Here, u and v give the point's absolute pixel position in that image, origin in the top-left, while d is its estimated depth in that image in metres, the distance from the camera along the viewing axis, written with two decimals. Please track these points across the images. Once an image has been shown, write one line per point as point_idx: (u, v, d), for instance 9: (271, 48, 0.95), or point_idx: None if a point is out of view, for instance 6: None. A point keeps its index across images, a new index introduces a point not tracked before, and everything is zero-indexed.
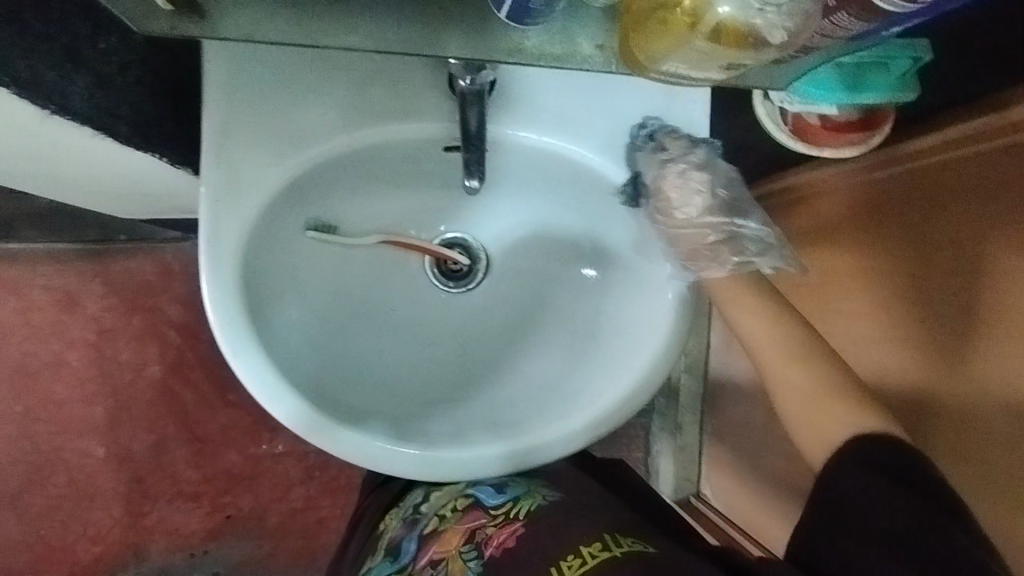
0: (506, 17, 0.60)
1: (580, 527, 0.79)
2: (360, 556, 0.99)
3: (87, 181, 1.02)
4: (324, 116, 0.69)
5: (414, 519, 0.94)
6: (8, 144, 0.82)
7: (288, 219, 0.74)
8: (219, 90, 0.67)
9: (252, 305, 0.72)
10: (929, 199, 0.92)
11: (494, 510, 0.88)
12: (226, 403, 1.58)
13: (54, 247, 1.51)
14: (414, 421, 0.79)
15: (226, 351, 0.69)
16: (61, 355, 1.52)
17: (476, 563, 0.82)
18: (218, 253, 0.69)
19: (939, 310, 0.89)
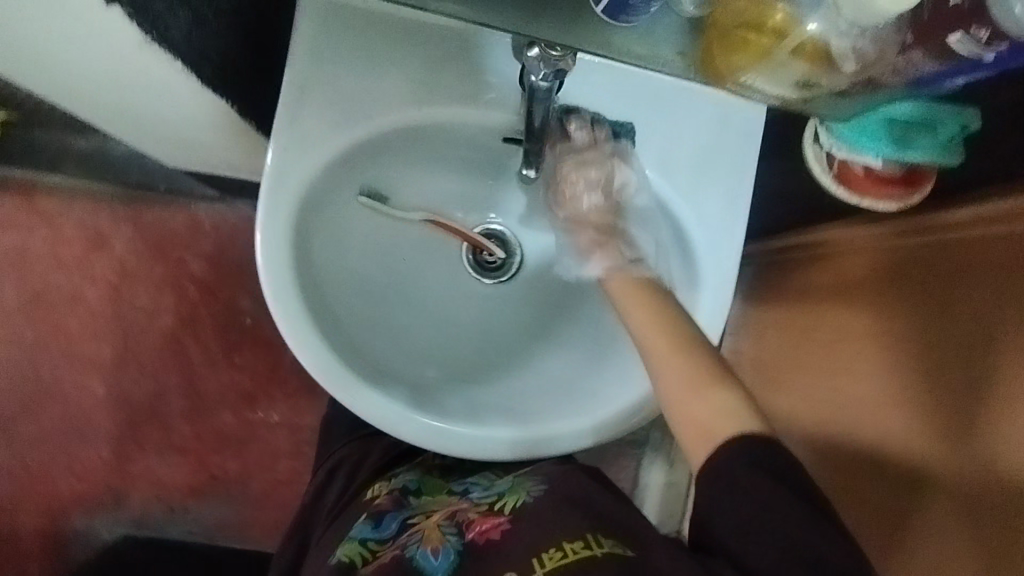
0: (602, 11, 0.64)
1: (563, 527, 0.86)
2: (340, 515, 1.02)
3: (160, 117, 1.06)
4: (397, 88, 0.73)
5: (400, 500, 0.98)
6: (107, 64, 0.88)
7: (345, 180, 0.78)
8: (305, 46, 0.72)
9: (299, 253, 0.76)
10: (956, 272, 0.92)
11: (478, 500, 0.96)
12: (230, 365, 1.59)
13: (94, 185, 1.55)
14: (435, 393, 0.82)
15: (267, 291, 0.73)
16: (80, 291, 1.54)
17: (455, 541, 0.91)
18: (276, 199, 0.73)
19: (951, 379, 0.90)
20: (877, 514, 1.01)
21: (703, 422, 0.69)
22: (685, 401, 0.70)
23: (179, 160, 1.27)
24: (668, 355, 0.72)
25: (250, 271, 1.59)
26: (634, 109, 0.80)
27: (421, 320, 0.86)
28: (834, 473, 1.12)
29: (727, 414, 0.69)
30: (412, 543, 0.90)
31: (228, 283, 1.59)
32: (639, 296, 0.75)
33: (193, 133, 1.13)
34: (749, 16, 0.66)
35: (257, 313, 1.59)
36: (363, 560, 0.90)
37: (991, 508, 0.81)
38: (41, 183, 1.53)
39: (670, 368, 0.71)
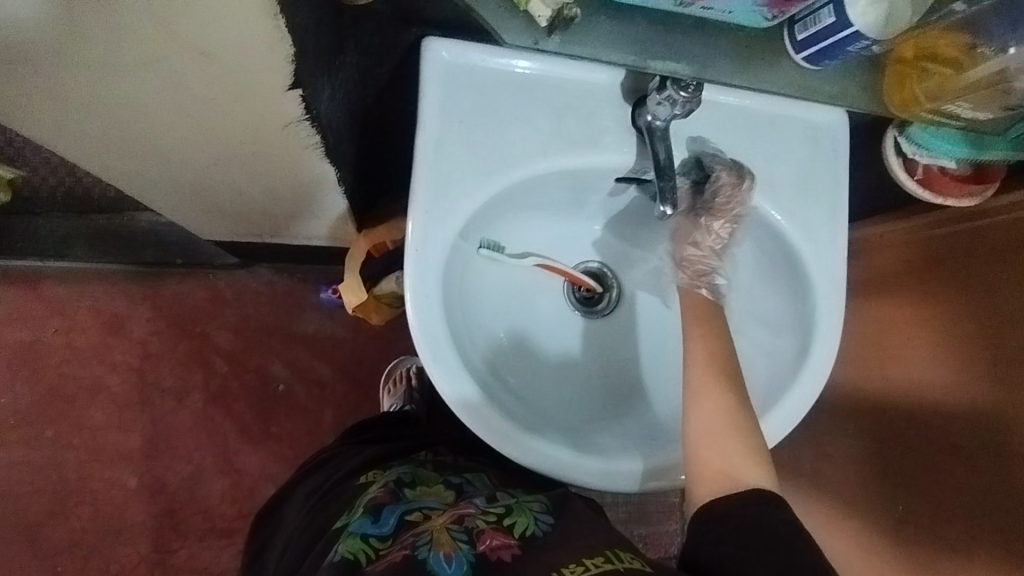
0: (803, 59, 0.64)
1: (585, 542, 0.65)
2: (323, 506, 0.80)
3: (214, 211, 0.98)
4: (531, 130, 0.68)
5: (396, 492, 0.75)
6: (162, 176, 0.80)
7: (478, 220, 0.70)
8: (438, 85, 0.66)
9: (446, 302, 0.68)
10: (999, 252, 0.93)
11: (486, 509, 0.71)
12: (268, 435, 1.50)
13: (106, 268, 1.49)
14: (592, 439, 0.73)
15: (427, 356, 0.65)
16: (101, 379, 1.47)
17: (466, 549, 0.64)
18: (426, 262, 0.65)
19: (1006, 366, 0.89)
20: (942, 498, 0.97)
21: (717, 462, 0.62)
22: (712, 443, 0.63)
23: (219, 235, 1.17)
24: (706, 377, 0.67)
25: (279, 335, 1.53)
26: (741, 133, 0.73)
27: (547, 366, 0.78)
28: (881, 458, 1.09)
29: (744, 464, 0.62)
30: (421, 544, 0.64)
31: (256, 351, 1.52)
32: (703, 323, 0.71)
33: (230, 216, 1.00)
34: (934, 48, 0.67)
35: (291, 379, 1.52)
36: (368, 558, 0.65)
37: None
38: (50, 274, 1.48)
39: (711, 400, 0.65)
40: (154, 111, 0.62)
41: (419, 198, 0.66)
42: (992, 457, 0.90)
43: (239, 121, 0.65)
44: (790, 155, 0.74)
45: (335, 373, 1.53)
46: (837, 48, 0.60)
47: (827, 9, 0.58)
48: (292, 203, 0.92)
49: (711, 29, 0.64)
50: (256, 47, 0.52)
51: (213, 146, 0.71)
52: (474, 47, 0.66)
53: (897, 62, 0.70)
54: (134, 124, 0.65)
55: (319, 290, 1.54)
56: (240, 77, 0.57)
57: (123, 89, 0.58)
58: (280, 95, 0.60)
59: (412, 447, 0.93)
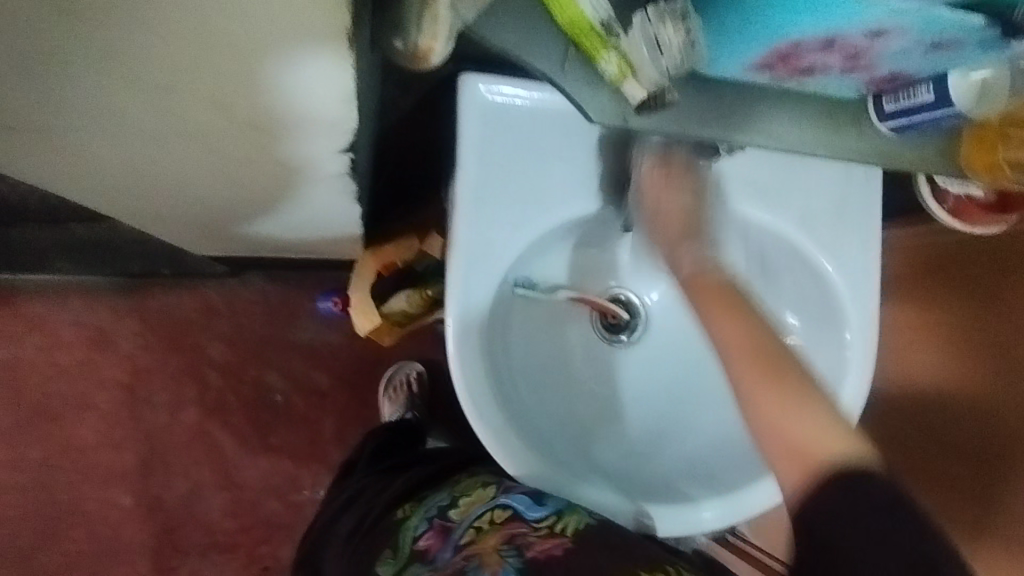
0: (886, 129, 0.57)
1: (641, 553, 0.61)
2: (362, 555, 0.71)
3: (189, 217, 0.88)
4: (568, 167, 0.66)
5: (445, 527, 0.67)
6: (135, 175, 0.70)
7: (515, 264, 0.68)
8: (475, 123, 0.63)
9: (488, 347, 0.67)
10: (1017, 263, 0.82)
11: (536, 522, 0.65)
12: (267, 447, 1.46)
13: (88, 281, 1.42)
14: (627, 479, 0.73)
15: (471, 413, 0.65)
16: (89, 397, 1.41)
17: (515, 560, 0.59)
18: (469, 310, 0.64)
19: (1010, 364, 0.81)
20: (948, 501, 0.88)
21: (797, 440, 0.53)
22: (779, 425, 0.54)
23: (198, 245, 1.07)
24: (754, 376, 0.55)
25: (274, 345, 1.48)
26: (776, 164, 0.71)
27: (584, 401, 0.75)
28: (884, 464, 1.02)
29: (837, 438, 0.53)
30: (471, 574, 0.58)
31: (251, 362, 1.47)
32: (727, 307, 0.59)
33: (204, 222, 0.90)
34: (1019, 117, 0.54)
35: (288, 389, 1.48)
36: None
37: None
38: (27, 289, 1.40)
39: (760, 400, 0.55)
40: (147, 107, 0.54)
41: (460, 245, 0.64)
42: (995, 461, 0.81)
43: (260, 122, 0.59)
44: (826, 182, 0.72)
45: (333, 382, 1.49)
46: (930, 123, 0.54)
47: (925, 85, 0.52)
48: (304, 218, 0.88)
49: (795, 97, 0.57)
50: (321, 55, 0.49)
51: (237, 155, 0.67)
52: (508, 82, 0.63)
53: (976, 128, 0.57)
54: (154, 135, 0.60)
55: (314, 298, 1.48)
56: (285, 82, 0.52)
57: (155, 100, 0.54)
58: (333, 106, 0.57)
59: (440, 461, 0.86)
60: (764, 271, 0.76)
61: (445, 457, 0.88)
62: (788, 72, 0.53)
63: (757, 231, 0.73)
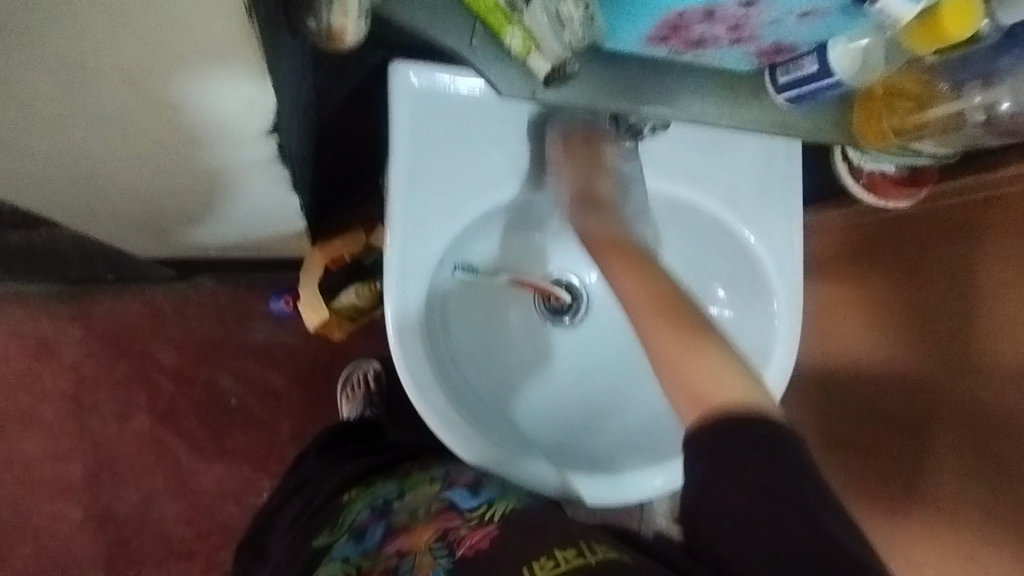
0: (783, 99, 0.62)
1: (552, 532, 0.61)
2: (303, 536, 0.74)
3: (126, 222, 0.86)
4: (504, 154, 0.68)
5: (384, 509, 0.70)
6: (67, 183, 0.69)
7: (454, 248, 0.70)
8: (408, 110, 0.64)
9: (428, 330, 0.68)
10: (950, 232, 0.84)
11: (469, 513, 0.66)
12: (222, 451, 1.44)
13: (27, 290, 1.38)
14: (571, 453, 0.76)
15: (413, 394, 0.66)
16: (32, 409, 1.37)
17: (445, 561, 0.61)
18: (409, 292, 0.66)
19: (936, 334, 0.84)
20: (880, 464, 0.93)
21: (701, 388, 0.55)
22: (684, 366, 0.57)
23: (142, 248, 1.06)
24: (653, 316, 0.59)
25: (226, 348, 1.46)
26: (699, 147, 0.74)
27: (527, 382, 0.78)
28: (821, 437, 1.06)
29: (736, 383, 0.55)
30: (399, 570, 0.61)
31: (203, 366, 1.45)
32: (625, 259, 0.64)
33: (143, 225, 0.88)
34: (898, 84, 0.65)
35: (243, 392, 1.46)
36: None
37: (1016, 440, 0.73)
38: None
39: (658, 336, 0.59)
40: (74, 111, 0.54)
41: (398, 229, 0.65)
42: (922, 427, 0.85)
43: (193, 127, 0.59)
44: (748, 164, 0.76)
45: (289, 383, 1.48)
46: (817, 93, 0.59)
47: (809, 57, 0.57)
48: (245, 219, 0.87)
49: (696, 71, 0.62)
50: (223, 33, 0.46)
51: (162, 151, 0.63)
52: (441, 70, 0.65)
53: (864, 96, 0.66)
54: (63, 130, 0.57)
55: (267, 298, 1.47)
56: (215, 86, 0.53)
57: (50, 90, 0.50)
58: (248, 89, 0.54)
59: (394, 450, 0.86)
60: (692, 249, 0.80)
61: (397, 446, 0.88)
62: (682, 45, 0.56)
63: (684, 208, 0.76)
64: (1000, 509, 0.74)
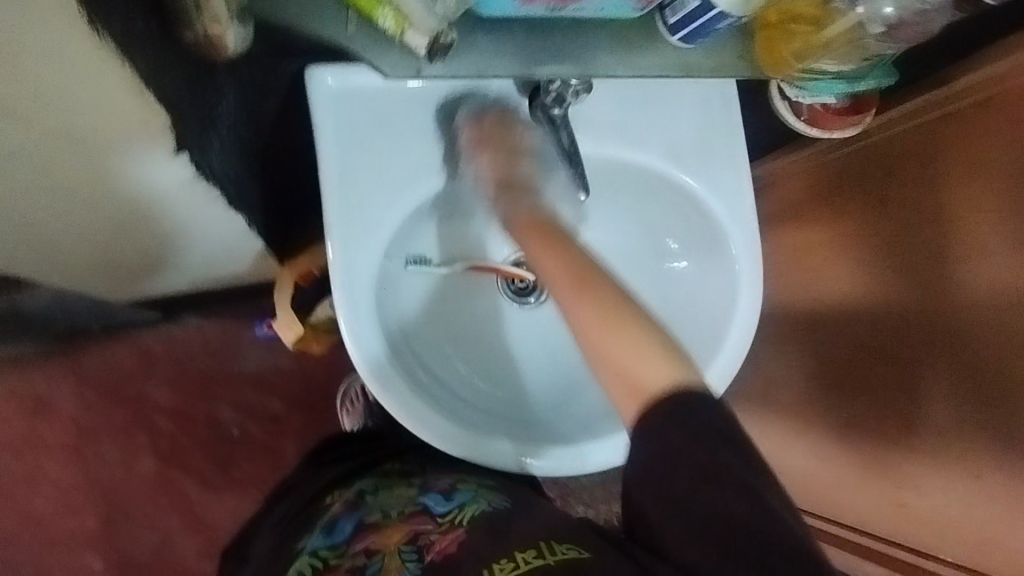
0: (678, 39, 0.63)
1: (524, 529, 0.63)
2: (286, 536, 0.76)
3: (103, 273, 0.89)
4: (434, 143, 0.68)
5: (355, 503, 0.73)
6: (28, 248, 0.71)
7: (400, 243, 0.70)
8: (330, 114, 0.65)
9: (386, 327, 0.69)
10: (908, 154, 0.83)
11: (441, 517, 0.67)
12: (232, 482, 1.45)
13: (16, 351, 1.39)
14: (549, 427, 0.75)
15: (378, 391, 0.66)
16: (38, 467, 1.39)
17: (413, 566, 0.61)
18: (357, 294, 0.66)
19: (912, 260, 0.82)
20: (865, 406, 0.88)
21: (625, 368, 0.56)
22: (606, 344, 0.57)
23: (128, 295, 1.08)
24: (574, 291, 0.60)
25: (220, 380, 1.47)
26: (632, 106, 0.74)
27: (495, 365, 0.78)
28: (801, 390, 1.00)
29: (655, 362, 0.55)
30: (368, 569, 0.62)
31: (201, 402, 1.46)
32: (549, 243, 0.64)
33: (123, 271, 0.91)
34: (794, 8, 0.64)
35: (243, 422, 1.47)
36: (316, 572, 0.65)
37: (1011, 351, 0.69)
38: None
39: (583, 316, 0.59)
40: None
41: (337, 232, 0.66)
42: (907, 359, 0.82)
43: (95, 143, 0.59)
44: (685, 117, 0.75)
45: (287, 406, 1.49)
46: (705, 27, 0.59)
47: None
48: (201, 239, 0.88)
49: (588, 26, 0.62)
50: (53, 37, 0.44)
51: (84, 188, 0.65)
52: (355, 69, 0.65)
53: (762, 25, 0.66)
54: None
55: (253, 325, 1.48)
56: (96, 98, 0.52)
57: None
58: (130, 103, 0.55)
59: (376, 454, 0.87)
60: (641, 211, 0.80)
61: (383, 448, 0.90)
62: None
63: (626, 172, 0.76)
64: (1000, 426, 0.71)
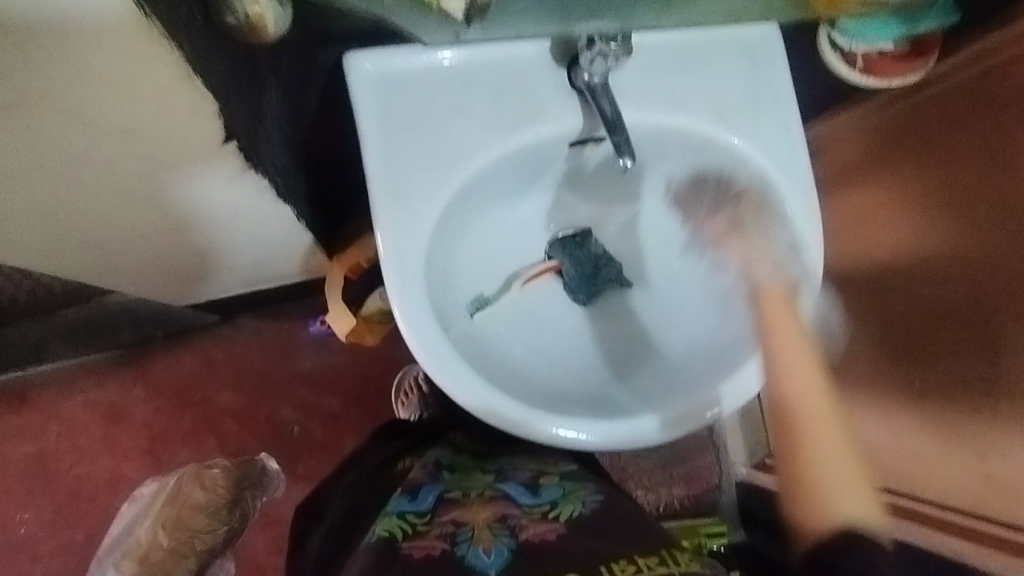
0: None
1: (628, 537, 0.62)
2: (361, 494, 0.81)
3: (176, 277, 0.95)
4: (474, 121, 0.67)
5: (435, 474, 0.75)
6: (106, 245, 0.77)
7: (447, 222, 0.70)
8: (370, 98, 0.65)
9: (434, 304, 0.69)
10: (977, 99, 0.78)
11: (527, 507, 0.68)
12: (296, 478, 1.49)
13: (90, 361, 1.47)
14: (606, 404, 0.74)
15: (431, 367, 0.66)
16: (117, 470, 1.45)
17: (508, 540, 0.60)
18: (406, 278, 0.66)
19: (981, 211, 0.76)
20: (936, 374, 0.82)
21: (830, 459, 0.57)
22: (817, 409, 0.60)
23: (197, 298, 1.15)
24: (826, 417, 0.60)
25: (280, 380, 1.51)
26: (673, 70, 0.72)
27: (548, 344, 0.78)
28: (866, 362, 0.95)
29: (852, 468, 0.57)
30: (461, 540, 0.60)
31: (262, 401, 1.50)
32: (788, 316, 0.66)
33: (192, 276, 0.96)
34: None
35: (302, 420, 1.50)
36: (405, 533, 0.63)
37: None
38: (35, 382, 1.45)
39: (817, 404, 0.60)
40: (59, 166, 0.59)
41: (383, 211, 0.66)
42: (981, 323, 0.76)
43: (159, 141, 0.62)
44: (729, 77, 0.73)
45: (344, 402, 1.52)
46: None
47: None
48: (261, 242, 0.92)
49: None
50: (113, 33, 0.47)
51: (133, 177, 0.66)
52: (392, 50, 0.65)
53: None
54: (58, 183, 0.62)
55: (308, 324, 1.52)
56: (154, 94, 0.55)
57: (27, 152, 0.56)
58: (180, 92, 0.56)
59: (442, 425, 0.91)
60: (688, 182, 0.78)
61: (445, 424, 0.94)
62: None
63: (669, 139, 0.74)
64: None
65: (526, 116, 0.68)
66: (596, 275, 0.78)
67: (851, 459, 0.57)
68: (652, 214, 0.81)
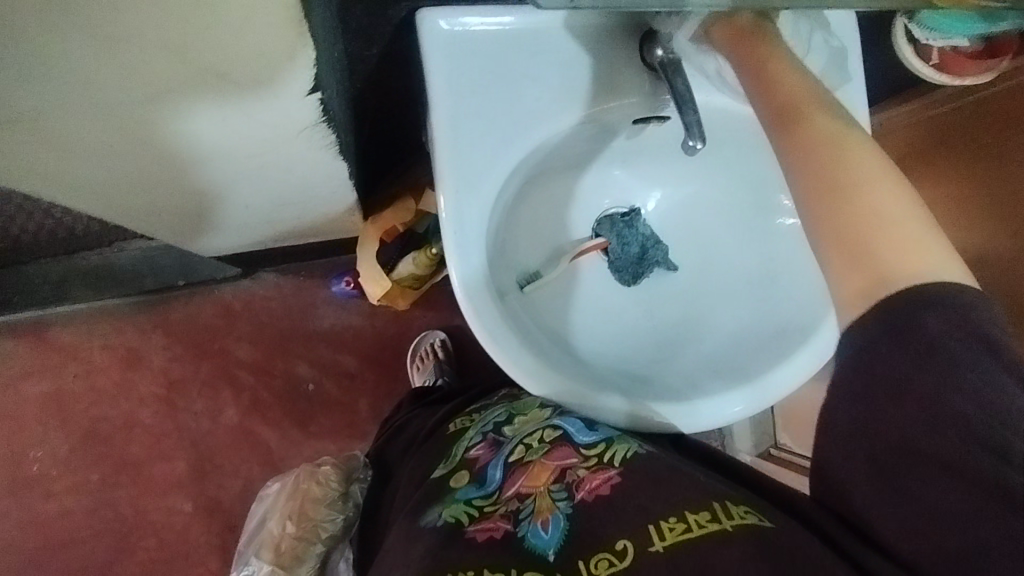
0: None
1: (685, 491, 0.60)
2: (416, 458, 0.82)
3: (232, 224, 0.95)
4: (544, 93, 0.67)
5: (496, 441, 0.74)
6: (173, 194, 0.77)
7: (507, 193, 0.70)
8: (442, 62, 0.64)
9: (491, 275, 0.69)
10: None
11: (586, 449, 0.68)
12: (309, 435, 1.50)
13: (110, 305, 1.46)
14: (650, 385, 0.74)
15: (485, 338, 0.66)
16: (133, 414, 1.46)
17: (566, 505, 0.62)
18: (467, 244, 0.65)
19: None
20: None
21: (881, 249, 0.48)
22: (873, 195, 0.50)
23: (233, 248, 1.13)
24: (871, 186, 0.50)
25: (298, 336, 1.51)
26: None
27: (592, 321, 0.78)
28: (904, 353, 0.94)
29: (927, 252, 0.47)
30: (522, 517, 0.63)
31: (279, 357, 1.51)
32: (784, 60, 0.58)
33: (241, 224, 0.95)
34: None
35: (318, 377, 1.51)
36: (472, 516, 0.65)
37: None
38: (54, 322, 1.45)
39: (870, 183, 0.50)
40: (154, 117, 0.57)
41: (447, 178, 0.65)
42: None
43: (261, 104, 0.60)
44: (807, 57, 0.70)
45: (360, 363, 1.52)
46: None
47: None
48: (312, 197, 0.91)
49: None
50: None
51: (222, 148, 0.67)
52: (469, 11, 0.64)
53: None
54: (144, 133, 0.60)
55: (329, 284, 1.51)
56: (273, 56, 0.53)
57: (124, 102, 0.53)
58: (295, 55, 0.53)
59: (479, 396, 0.93)
60: (744, 170, 0.77)
61: (485, 392, 0.94)
62: None
63: (733, 123, 0.72)
64: None
65: (594, 93, 0.67)
66: (642, 257, 0.78)
67: (919, 230, 0.48)
68: (703, 195, 0.80)
